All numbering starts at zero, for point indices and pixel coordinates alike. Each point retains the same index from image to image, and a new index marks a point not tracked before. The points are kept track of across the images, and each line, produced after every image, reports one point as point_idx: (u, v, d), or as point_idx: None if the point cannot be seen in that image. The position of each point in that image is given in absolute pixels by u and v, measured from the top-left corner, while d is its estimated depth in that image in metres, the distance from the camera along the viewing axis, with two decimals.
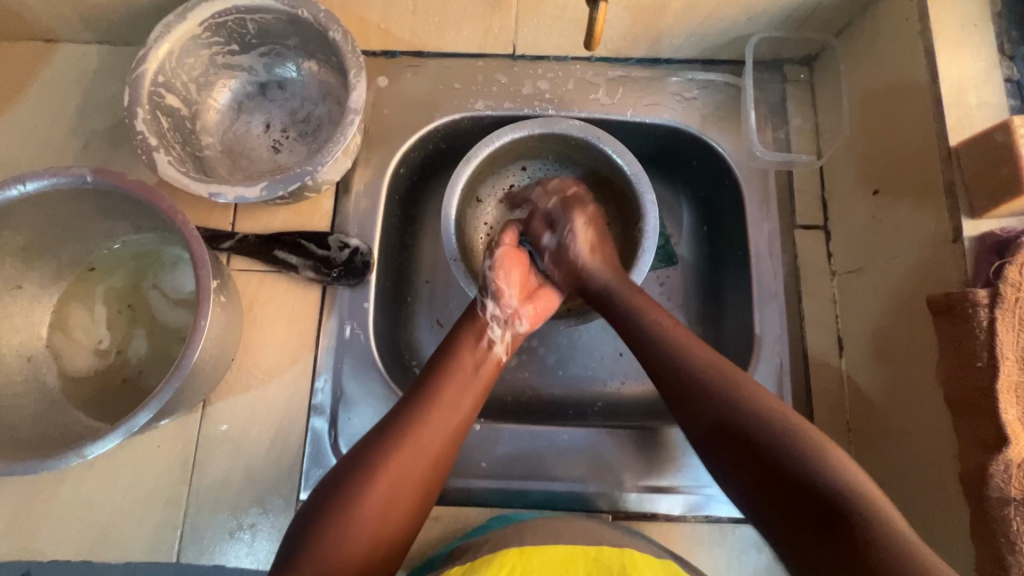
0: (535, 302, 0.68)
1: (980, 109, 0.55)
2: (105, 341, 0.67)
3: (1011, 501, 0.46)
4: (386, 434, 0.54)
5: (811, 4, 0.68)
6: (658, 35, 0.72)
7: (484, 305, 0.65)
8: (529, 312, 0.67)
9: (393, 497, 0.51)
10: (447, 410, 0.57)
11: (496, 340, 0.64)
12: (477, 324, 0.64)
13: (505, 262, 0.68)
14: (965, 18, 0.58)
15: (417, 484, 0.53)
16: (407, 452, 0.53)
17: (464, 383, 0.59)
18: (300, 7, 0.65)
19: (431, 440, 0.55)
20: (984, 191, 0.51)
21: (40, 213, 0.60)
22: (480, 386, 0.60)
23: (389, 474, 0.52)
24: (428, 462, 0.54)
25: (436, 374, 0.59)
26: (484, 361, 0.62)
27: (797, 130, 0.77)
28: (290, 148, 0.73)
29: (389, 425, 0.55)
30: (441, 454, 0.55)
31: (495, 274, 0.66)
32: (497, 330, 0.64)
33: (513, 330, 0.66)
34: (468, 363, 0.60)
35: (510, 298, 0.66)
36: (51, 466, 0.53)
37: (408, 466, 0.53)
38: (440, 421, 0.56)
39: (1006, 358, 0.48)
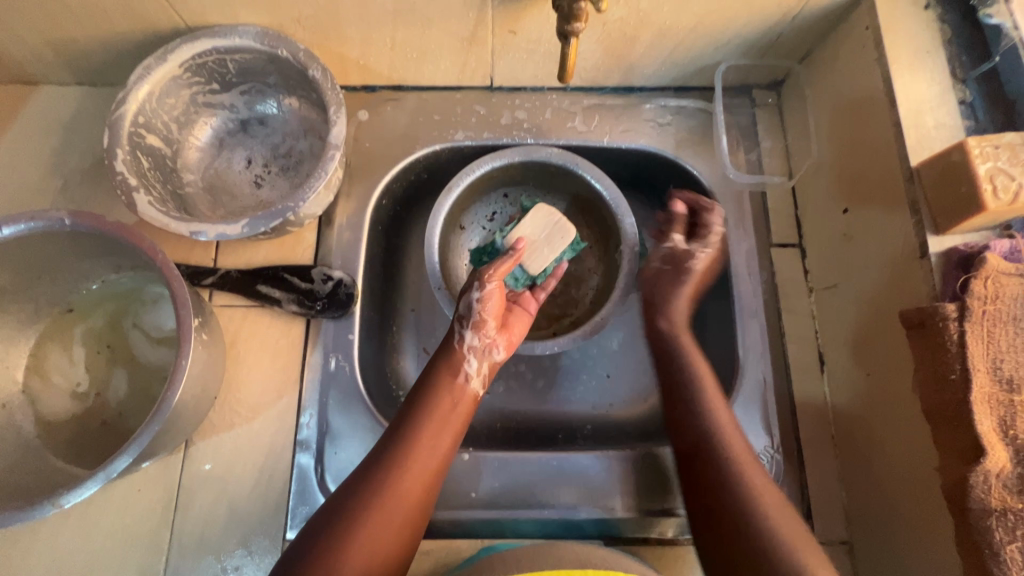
0: (509, 329, 0.67)
1: (938, 130, 0.58)
2: (83, 383, 0.66)
3: (993, 511, 0.47)
4: (365, 482, 0.54)
5: (774, 34, 0.70)
6: (631, 65, 0.74)
7: (462, 335, 0.65)
8: (506, 340, 0.66)
9: (376, 545, 0.51)
10: (425, 453, 0.57)
11: (473, 373, 0.63)
12: (454, 357, 0.63)
13: (489, 292, 0.66)
14: (918, 46, 0.61)
15: (399, 531, 0.53)
16: (386, 501, 0.53)
17: (442, 423, 0.59)
18: (279, 46, 0.66)
19: (411, 485, 0.55)
20: (946, 209, 0.53)
21: (16, 256, 0.60)
22: (458, 423, 0.60)
23: (370, 523, 0.51)
24: (408, 508, 0.54)
25: (413, 416, 0.59)
26: (461, 398, 0.61)
27: (769, 151, 0.79)
28: (272, 183, 0.73)
29: (366, 474, 0.55)
30: (420, 498, 0.55)
31: (478, 304, 0.65)
32: (473, 362, 0.63)
33: (490, 359, 0.65)
34: (446, 401, 0.60)
35: (488, 329, 0.65)
36: (25, 517, 0.51)
37: (389, 513, 0.53)
38: (418, 465, 0.56)
39: (978, 369, 0.49)
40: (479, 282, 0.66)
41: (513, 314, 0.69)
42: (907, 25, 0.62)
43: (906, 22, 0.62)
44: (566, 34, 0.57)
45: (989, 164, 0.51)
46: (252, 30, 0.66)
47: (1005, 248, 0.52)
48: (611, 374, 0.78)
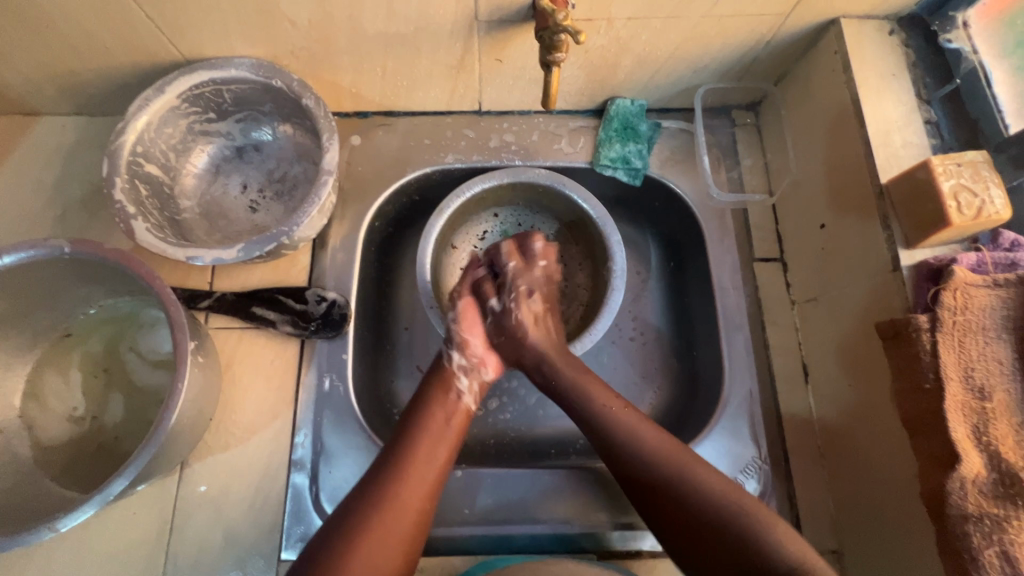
0: (498, 347, 0.70)
1: (905, 148, 0.61)
2: (80, 408, 0.67)
3: (971, 517, 0.48)
4: (364, 495, 0.55)
5: (749, 59, 0.73)
6: (613, 89, 0.77)
7: (450, 355, 0.67)
8: (494, 359, 0.69)
9: (377, 556, 0.52)
10: (423, 465, 0.58)
11: (465, 390, 0.65)
12: (444, 376, 0.65)
13: (468, 314, 0.68)
14: (884, 69, 0.64)
15: (402, 541, 0.53)
16: (388, 513, 0.54)
17: (437, 436, 0.60)
18: (274, 77, 0.68)
19: (411, 497, 0.55)
20: (915, 225, 0.56)
21: (15, 283, 0.61)
22: (453, 436, 0.61)
23: (370, 535, 0.52)
24: (409, 519, 0.55)
25: (411, 430, 0.60)
26: (455, 413, 0.63)
27: (749, 169, 0.82)
28: (267, 207, 0.75)
29: (366, 487, 0.55)
30: (421, 509, 0.56)
31: (463, 322, 0.68)
32: (464, 380, 0.66)
33: (480, 378, 0.67)
34: (440, 416, 0.62)
35: (475, 347, 0.68)
36: (22, 542, 0.52)
37: (390, 524, 0.53)
38: (418, 477, 0.57)
39: (950, 378, 0.51)
40: (452, 305, 0.69)
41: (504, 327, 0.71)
42: (873, 50, 0.65)
43: (872, 47, 0.65)
44: (548, 63, 0.60)
45: (953, 181, 0.54)
46: (247, 62, 0.68)
47: (972, 260, 0.54)
48: None
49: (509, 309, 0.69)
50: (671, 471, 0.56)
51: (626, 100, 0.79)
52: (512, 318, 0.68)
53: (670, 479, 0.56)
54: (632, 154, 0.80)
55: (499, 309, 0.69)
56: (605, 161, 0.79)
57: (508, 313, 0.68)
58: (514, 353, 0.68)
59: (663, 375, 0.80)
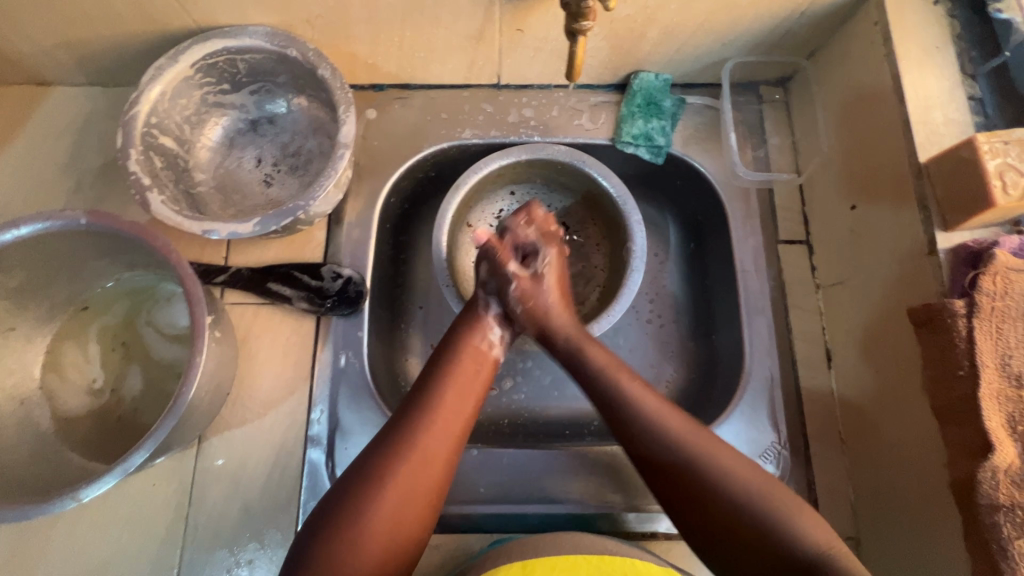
0: (542, 304, 0.69)
1: (947, 126, 0.58)
2: (99, 380, 0.67)
3: (1001, 507, 0.47)
4: (389, 440, 0.54)
5: (782, 31, 0.70)
6: (638, 62, 0.74)
7: (497, 301, 0.65)
8: (532, 314, 0.68)
9: (402, 503, 0.51)
10: (451, 412, 0.57)
11: (496, 342, 0.64)
12: (482, 321, 0.64)
13: (550, 263, 0.67)
14: (927, 42, 0.61)
15: (429, 487, 0.53)
16: (414, 460, 0.53)
17: (465, 386, 0.59)
18: (289, 47, 0.67)
19: (438, 445, 0.54)
20: (954, 206, 0.54)
21: (33, 255, 0.61)
22: (481, 384, 0.61)
23: (396, 481, 0.52)
24: (435, 467, 0.54)
25: (440, 378, 0.59)
26: (483, 363, 0.62)
27: (776, 148, 0.79)
28: (281, 182, 0.74)
29: (391, 434, 0.54)
30: (449, 458, 0.55)
31: (542, 271, 0.66)
32: (497, 330, 0.65)
33: (513, 331, 0.66)
34: (469, 364, 0.61)
35: (544, 300, 0.65)
36: (45, 510, 0.52)
37: (416, 470, 0.53)
38: (443, 430, 0.55)
39: (986, 365, 0.49)
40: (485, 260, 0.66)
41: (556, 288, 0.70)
42: (915, 22, 0.62)
43: (914, 19, 0.62)
44: (573, 32, 0.57)
45: (998, 160, 0.51)
46: (262, 30, 0.66)
47: (1014, 244, 0.52)
48: None
49: (540, 276, 0.66)
50: (688, 456, 0.55)
51: (650, 75, 0.76)
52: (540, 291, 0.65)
53: (691, 466, 0.54)
54: (656, 131, 0.77)
55: (532, 274, 0.65)
56: (628, 137, 0.77)
57: (542, 275, 0.66)
58: (537, 326, 0.65)
59: (681, 358, 0.78)
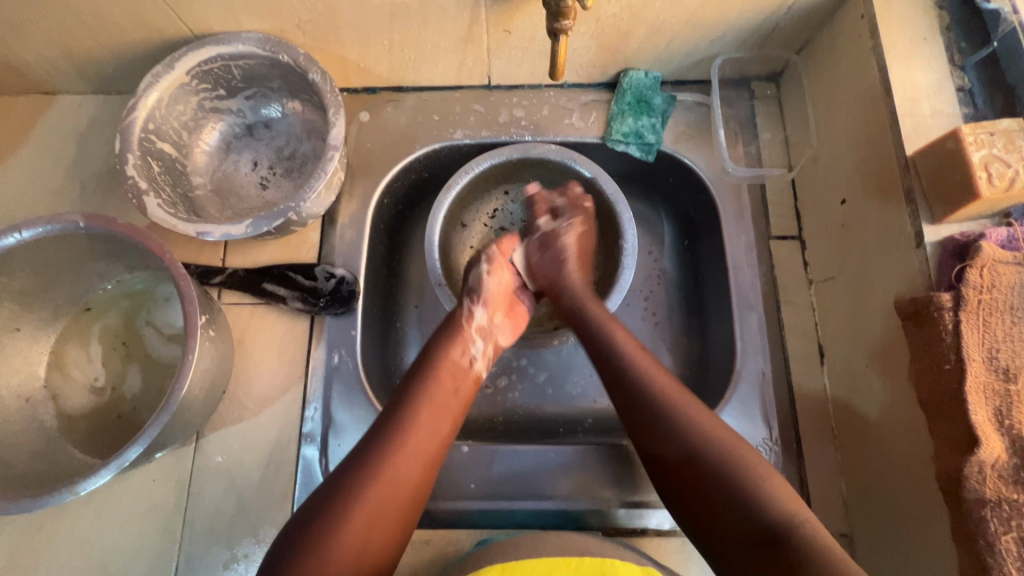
0: (513, 314, 0.70)
1: (934, 117, 0.57)
2: (100, 378, 0.69)
3: (988, 502, 0.47)
4: (369, 453, 0.55)
5: (770, 26, 0.70)
6: (626, 60, 0.75)
7: (471, 312, 0.66)
8: (509, 325, 0.69)
9: (374, 519, 0.52)
10: (428, 430, 0.57)
11: (478, 355, 0.65)
12: (463, 335, 0.64)
13: (499, 269, 0.69)
14: (915, 33, 0.60)
15: (399, 508, 0.53)
16: (385, 481, 0.53)
17: (444, 402, 0.60)
18: (280, 52, 0.68)
19: (409, 465, 0.55)
20: (940, 199, 0.53)
21: (35, 258, 0.63)
22: (459, 401, 0.61)
23: (371, 499, 0.52)
24: (406, 489, 0.54)
25: (415, 395, 0.59)
26: (464, 378, 0.62)
27: (768, 144, 0.79)
28: (276, 184, 0.76)
29: (362, 455, 0.55)
30: (419, 478, 0.55)
31: (500, 249, 0.70)
32: (479, 343, 0.65)
33: (494, 343, 0.67)
34: (448, 379, 0.61)
35: (496, 311, 0.68)
36: (46, 503, 0.54)
37: (388, 493, 0.53)
38: (418, 447, 0.56)
39: (973, 360, 0.49)
40: (486, 256, 0.69)
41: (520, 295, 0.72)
42: (903, 13, 0.61)
43: (901, 11, 0.61)
44: (554, 32, 0.58)
45: (984, 152, 0.51)
46: (254, 37, 0.68)
47: (1002, 236, 0.51)
48: None
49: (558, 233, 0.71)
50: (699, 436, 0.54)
51: (640, 72, 0.77)
52: (555, 249, 0.71)
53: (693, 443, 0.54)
54: (646, 129, 0.77)
55: (545, 230, 0.72)
56: (618, 136, 0.77)
57: (558, 234, 0.71)
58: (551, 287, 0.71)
59: (674, 355, 0.78)
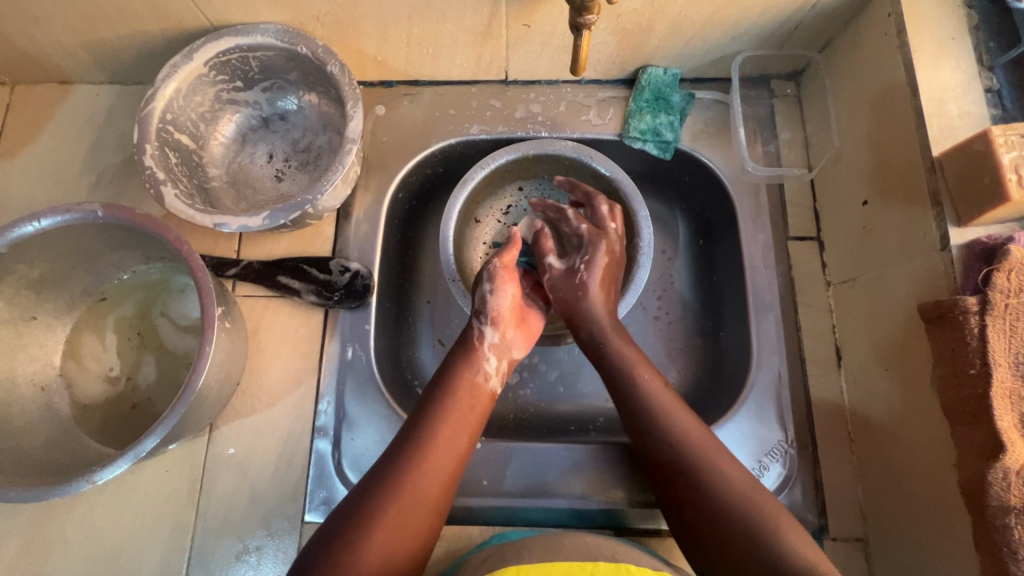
0: (525, 325, 0.68)
1: (962, 118, 0.57)
2: (115, 368, 0.70)
3: (1012, 509, 0.46)
4: (388, 470, 0.55)
5: (793, 23, 0.69)
6: (646, 56, 0.74)
7: (481, 331, 0.65)
8: (522, 336, 0.67)
9: (397, 537, 0.52)
10: (445, 448, 0.57)
11: (492, 372, 0.64)
12: (477, 354, 0.63)
13: (504, 284, 0.66)
14: (943, 32, 0.59)
15: (420, 529, 0.53)
16: (407, 500, 0.53)
17: (461, 421, 0.59)
18: (299, 44, 0.68)
19: (429, 485, 0.55)
20: (967, 201, 0.52)
21: (53, 247, 0.63)
22: (475, 417, 0.61)
23: (392, 517, 0.52)
24: (428, 507, 0.54)
25: (432, 414, 0.59)
26: (478, 397, 0.62)
27: (787, 143, 0.78)
28: (292, 177, 0.76)
29: (383, 476, 0.55)
30: (439, 496, 0.55)
31: (503, 262, 0.67)
32: (492, 361, 0.64)
33: (508, 357, 0.66)
34: (463, 398, 0.60)
35: (508, 327, 0.66)
36: (61, 493, 0.54)
37: (407, 512, 0.53)
38: (436, 464, 0.56)
39: (999, 365, 0.48)
40: (488, 273, 0.66)
41: (528, 306, 0.69)
42: (931, 13, 0.60)
43: (929, 9, 0.60)
44: (578, 26, 0.57)
45: (1014, 153, 0.50)
46: (273, 28, 0.68)
47: None
48: None
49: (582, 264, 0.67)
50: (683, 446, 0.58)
51: (659, 69, 0.76)
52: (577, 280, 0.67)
53: (688, 456, 0.57)
54: (664, 126, 0.76)
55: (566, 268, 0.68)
56: (635, 133, 0.76)
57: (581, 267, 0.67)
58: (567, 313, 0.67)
59: (688, 356, 0.77)
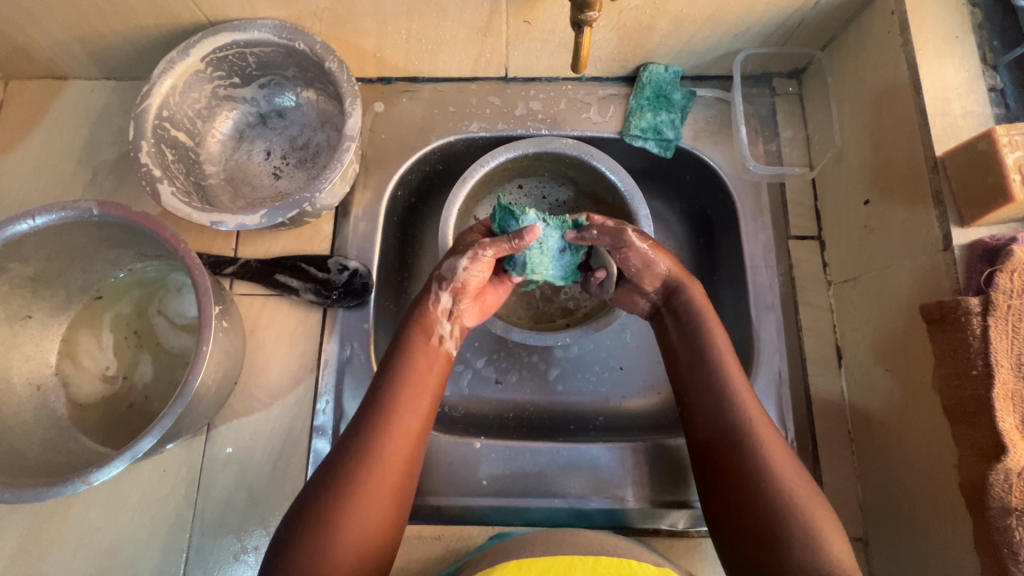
0: (481, 299, 0.66)
1: (965, 117, 0.56)
2: (111, 367, 0.69)
3: (1013, 511, 0.46)
4: (350, 441, 0.55)
5: (796, 21, 0.68)
6: (647, 54, 0.73)
7: (438, 296, 0.63)
8: (476, 308, 0.66)
9: (369, 507, 0.52)
10: (406, 415, 0.57)
11: (446, 336, 0.63)
12: (429, 318, 0.62)
13: (480, 265, 0.62)
14: (946, 30, 0.59)
15: (389, 493, 0.53)
16: (375, 470, 0.53)
17: (420, 385, 0.59)
18: (297, 39, 0.67)
19: (395, 450, 0.55)
20: (970, 202, 0.52)
21: (47, 246, 0.62)
22: (435, 381, 0.60)
23: (361, 488, 0.52)
24: (395, 471, 0.54)
25: (390, 381, 0.58)
26: (436, 358, 0.61)
27: (788, 142, 0.78)
28: (290, 174, 0.75)
29: (344, 447, 0.54)
30: (408, 459, 0.56)
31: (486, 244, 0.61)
32: (446, 326, 0.63)
33: (462, 324, 0.65)
34: (422, 363, 0.60)
35: (466, 298, 0.64)
36: (57, 493, 0.54)
37: (376, 480, 0.53)
38: (401, 429, 0.56)
39: (1002, 366, 0.48)
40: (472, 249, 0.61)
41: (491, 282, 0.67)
42: (935, 11, 0.60)
43: (933, 7, 0.60)
44: (579, 23, 0.56)
45: (1018, 154, 0.49)
46: (270, 24, 0.67)
47: None
48: (624, 366, 0.78)
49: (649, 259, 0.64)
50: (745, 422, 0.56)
51: (660, 66, 0.75)
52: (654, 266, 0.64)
53: (745, 433, 0.56)
54: (665, 125, 0.76)
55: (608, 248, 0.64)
56: (636, 131, 0.76)
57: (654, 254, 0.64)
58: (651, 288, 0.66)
59: None
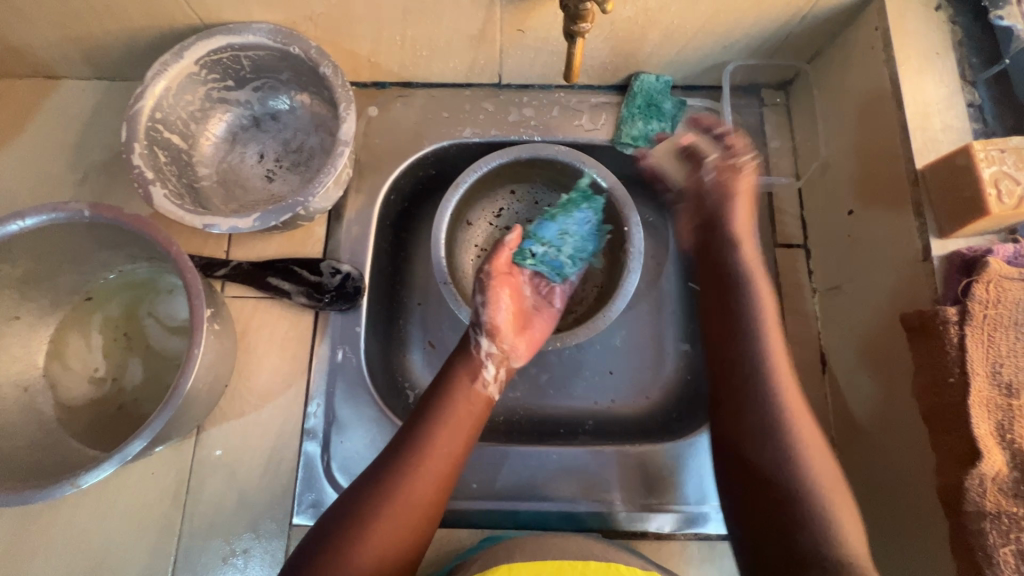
0: (526, 333, 0.69)
1: (945, 131, 0.58)
2: (101, 368, 0.69)
3: (987, 514, 0.47)
4: (383, 472, 0.56)
5: (783, 34, 0.70)
6: (638, 63, 0.74)
7: (478, 342, 0.65)
8: (523, 344, 0.68)
9: (387, 544, 0.53)
10: (439, 455, 0.58)
11: (490, 379, 0.64)
12: (474, 363, 0.64)
13: (495, 295, 0.66)
14: (927, 47, 0.61)
15: (410, 533, 0.54)
16: (400, 507, 0.54)
17: (457, 426, 0.60)
18: (292, 44, 0.67)
19: (422, 489, 0.55)
20: (949, 214, 0.54)
21: (36, 246, 0.62)
22: (472, 422, 0.61)
23: (383, 524, 0.53)
24: (420, 512, 0.55)
25: (429, 420, 0.59)
26: (476, 403, 0.62)
27: (776, 151, 0.79)
28: (283, 177, 0.75)
29: (375, 479, 0.56)
30: (432, 501, 0.56)
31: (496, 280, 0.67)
32: (491, 369, 0.64)
33: (507, 365, 0.67)
34: (462, 404, 0.61)
35: (507, 337, 0.66)
36: (45, 496, 0.54)
37: (400, 518, 0.54)
38: (432, 468, 0.57)
39: (977, 374, 0.50)
40: (480, 285, 0.66)
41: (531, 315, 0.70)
42: (916, 27, 0.62)
43: (914, 24, 0.62)
44: (572, 34, 0.57)
45: (994, 168, 0.51)
46: (265, 28, 0.67)
47: (1009, 252, 0.52)
48: (613, 370, 0.79)
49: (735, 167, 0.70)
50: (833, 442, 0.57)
51: (650, 75, 0.76)
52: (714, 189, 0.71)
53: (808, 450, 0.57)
54: (655, 133, 0.77)
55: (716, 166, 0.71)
56: (627, 139, 0.77)
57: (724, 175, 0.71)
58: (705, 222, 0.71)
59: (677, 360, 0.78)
